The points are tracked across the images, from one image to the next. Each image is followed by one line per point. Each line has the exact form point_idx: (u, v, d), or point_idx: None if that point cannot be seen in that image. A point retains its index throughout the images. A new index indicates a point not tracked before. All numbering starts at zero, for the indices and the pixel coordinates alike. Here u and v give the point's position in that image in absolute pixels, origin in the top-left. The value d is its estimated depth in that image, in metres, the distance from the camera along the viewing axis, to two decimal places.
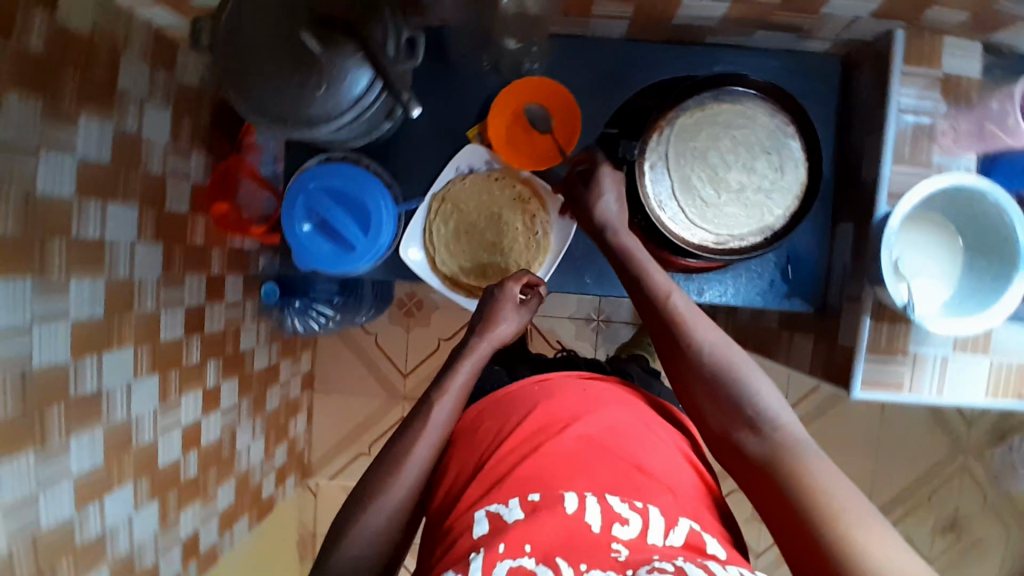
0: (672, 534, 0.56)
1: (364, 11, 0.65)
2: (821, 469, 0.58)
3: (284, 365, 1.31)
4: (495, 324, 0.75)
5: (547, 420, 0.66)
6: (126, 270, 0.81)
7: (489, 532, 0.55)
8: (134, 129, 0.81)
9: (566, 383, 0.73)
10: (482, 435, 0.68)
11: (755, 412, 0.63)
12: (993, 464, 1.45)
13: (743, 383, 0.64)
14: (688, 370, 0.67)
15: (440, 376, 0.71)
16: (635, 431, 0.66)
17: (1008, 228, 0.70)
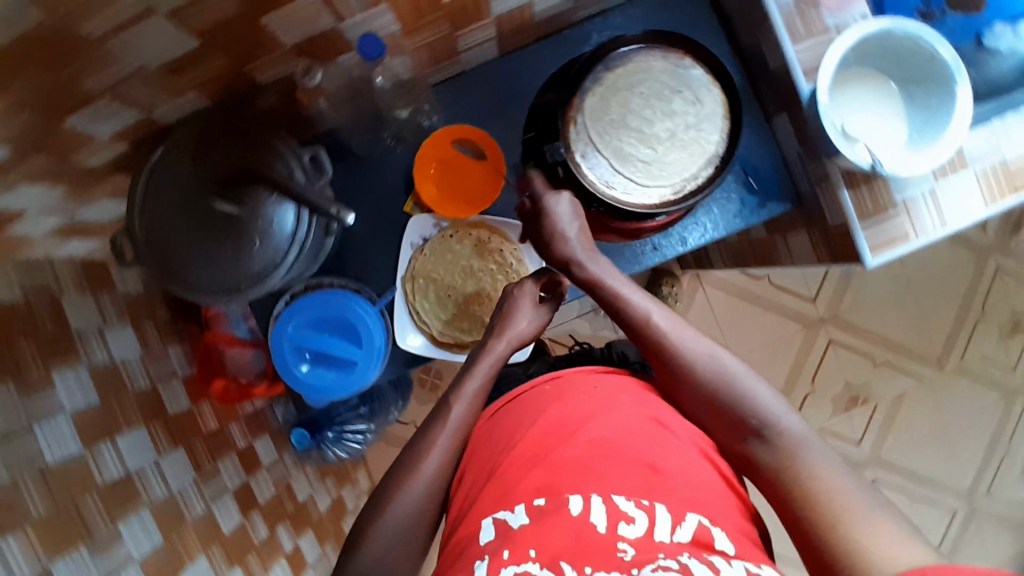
0: (678, 530, 0.56)
1: (256, 152, 0.67)
2: (829, 474, 0.58)
3: (347, 495, 1.29)
4: (511, 321, 0.76)
5: (557, 425, 0.66)
6: (163, 489, 0.81)
7: (495, 538, 0.57)
8: (105, 358, 0.78)
9: (577, 383, 0.72)
10: (490, 443, 0.69)
11: (758, 418, 0.64)
12: (1023, 251, 1.45)
13: (740, 390, 0.66)
14: (684, 384, 0.69)
15: (457, 378, 0.74)
16: (646, 426, 0.65)
17: (927, 49, 0.71)
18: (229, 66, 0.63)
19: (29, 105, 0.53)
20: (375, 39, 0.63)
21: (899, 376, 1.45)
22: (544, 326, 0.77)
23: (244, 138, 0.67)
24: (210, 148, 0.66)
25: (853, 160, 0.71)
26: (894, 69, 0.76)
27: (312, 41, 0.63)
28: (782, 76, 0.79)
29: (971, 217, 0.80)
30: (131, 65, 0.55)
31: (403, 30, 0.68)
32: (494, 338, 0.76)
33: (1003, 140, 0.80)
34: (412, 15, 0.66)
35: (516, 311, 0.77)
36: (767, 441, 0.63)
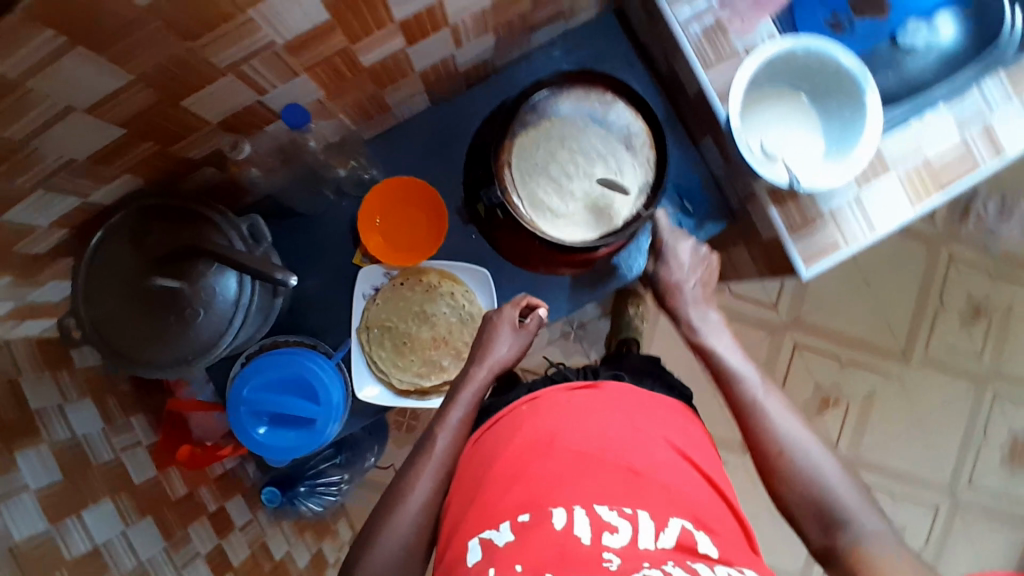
0: (663, 535, 0.56)
1: (193, 225, 0.69)
2: (900, 574, 0.58)
3: (326, 548, 1.29)
4: (490, 348, 0.80)
5: (535, 439, 0.64)
6: (132, 560, 0.81)
7: (481, 559, 0.55)
8: (65, 433, 0.78)
9: (553, 396, 0.70)
10: (474, 465, 0.67)
11: (845, 514, 0.63)
12: (973, 236, 1.50)
13: (828, 483, 0.65)
14: (781, 479, 0.67)
15: (442, 409, 0.76)
16: (625, 432, 0.65)
17: (832, 63, 0.75)
18: (158, 147, 0.65)
19: None
20: (299, 107, 0.65)
21: (867, 372, 1.48)
22: (522, 350, 0.80)
23: (181, 215, 0.69)
24: (150, 229, 0.68)
25: (772, 180, 0.74)
26: (805, 84, 0.79)
27: (239, 114, 0.66)
28: (701, 102, 0.82)
29: (902, 217, 0.82)
30: (61, 158, 0.58)
31: (327, 94, 0.71)
32: (473, 366, 0.79)
33: (924, 139, 0.85)
34: (335, 81, 0.69)
35: (494, 339, 0.80)
36: (852, 535, 0.62)
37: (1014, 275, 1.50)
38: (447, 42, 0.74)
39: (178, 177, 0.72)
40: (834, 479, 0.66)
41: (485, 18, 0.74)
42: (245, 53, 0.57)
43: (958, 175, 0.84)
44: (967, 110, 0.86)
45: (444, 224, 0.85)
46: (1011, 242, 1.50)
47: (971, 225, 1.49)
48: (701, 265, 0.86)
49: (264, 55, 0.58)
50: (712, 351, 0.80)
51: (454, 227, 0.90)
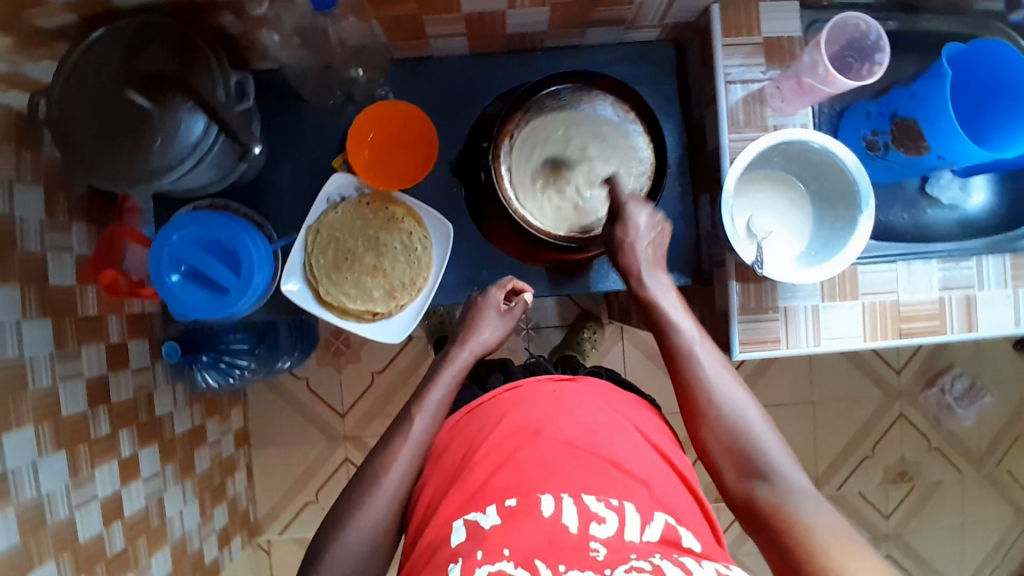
0: (648, 529, 0.62)
1: (187, 59, 0.69)
2: (811, 511, 0.63)
3: (211, 426, 1.30)
4: (476, 333, 0.83)
5: (519, 426, 0.71)
6: (15, 350, 0.82)
7: (468, 540, 0.61)
8: (6, 208, 0.82)
9: (536, 386, 0.76)
10: (454, 447, 0.73)
11: (767, 466, 0.68)
12: (929, 407, 1.50)
13: (753, 436, 0.70)
14: (704, 421, 0.72)
15: (420, 391, 0.79)
16: (606, 428, 0.72)
17: (845, 172, 0.74)
18: None
19: None
20: None
21: None
22: (504, 335, 0.83)
23: (182, 46, 0.69)
24: (147, 45, 0.68)
25: (740, 253, 0.73)
26: (811, 180, 0.78)
27: None
28: (714, 159, 0.82)
29: (847, 343, 0.83)
30: None
31: None
32: (458, 347, 0.82)
33: (905, 282, 0.85)
34: None
35: (480, 322, 0.83)
36: (774, 485, 0.66)
37: (950, 458, 1.51)
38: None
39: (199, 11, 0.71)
40: (758, 427, 0.70)
41: None
42: None
43: (918, 328, 0.85)
44: (958, 275, 0.86)
45: (429, 162, 0.85)
46: (961, 426, 1.51)
47: (932, 396, 1.49)
48: (656, 226, 0.80)
49: None
50: (657, 304, 0.77)
51: (441, 175, 0.90)
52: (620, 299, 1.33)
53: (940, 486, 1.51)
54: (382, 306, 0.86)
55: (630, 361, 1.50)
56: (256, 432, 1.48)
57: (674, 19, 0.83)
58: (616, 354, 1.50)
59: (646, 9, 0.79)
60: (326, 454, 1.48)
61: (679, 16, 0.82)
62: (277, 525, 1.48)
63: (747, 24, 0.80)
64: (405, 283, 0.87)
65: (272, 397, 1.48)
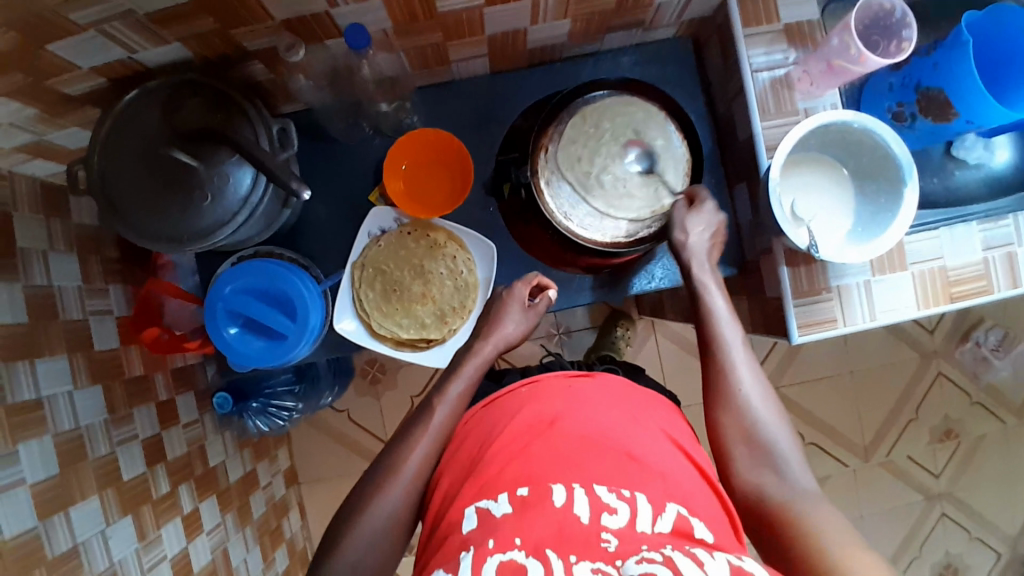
0: (660, 521, 0.61)
1: (226, 113, 0.69)
2: (822, 517, 0.63)
3: (261, 469, 1.30)
4: (498, 326, 0.82)
5: (534, 420, 0.71)
6: (70, 422, 0.82)
7: (479, 528, 0.62)
8: (44, 281, 0.83)
9: (552, 382, 0.77)
10: (467, 442, 0.74)
11: (782, 465, 0.69)
12: (966, 362, 1.51)
13: (771, 435, 0.71)
14: (726, 408, 0.74)
15: (443, 380, 0.80)
16: (622, 420, 0.72)
17: (884, 148, 0.74)
18: (216, 27, 0.64)
19: (13, 28, 0.55)
20: (363, 30, 0.65)
21: (827, 459, 1.48)
22: (529, 330, 0.82)
23: (219, 99, 0.69)
24: (183, 100, 0.68)
25: (792, 238, 0.73)
26: (851, 161, 0.79)
27: (304, 19, 0.65)
28: (747, 148, 0.83)
29: (901, 315, 0.84)
30: (121, 8, 0.57)
31: (395, 28, 0.71)
32: (484, 340, 0.82)
33: (949, 248, 0.85)
34: (405, 18, 0.69)
35: (503, 317, 0.82)
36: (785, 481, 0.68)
37: (993, 410, 1.51)
38: (523, 17, 0.74)
39: (228, 64, 0.72)
40: (778, 429, 0.72)
41: (567, 5, 0.74)
42: None
43: (968, 291, 0.85)
44: (998, 234, 0.86)
45: (468, 180, 0.84)
46: (1000, 377, 1.51)
47: (968, 351, 1.50)
48: (712, 227, 0.81)
49: None
50: (703, 288, 0.80)
51: (475, 196, 0.90)
52: (650, 294, 1.34)
53: (986, 439, 1.52)
54: (434, 332, 0.86)
55: (665, 354, 1.50)
56: (302, 470, 1.48)
57: (690, 15, 0.83)
58: (651, 349, 1.50)
59: (664, 9, 0.80)
60: None
61: (695, 12, 0.82)
62: None
63: (766, 12, 0.80)
64: (455, 307, 0.87)
65: (314, 433, 1.48)
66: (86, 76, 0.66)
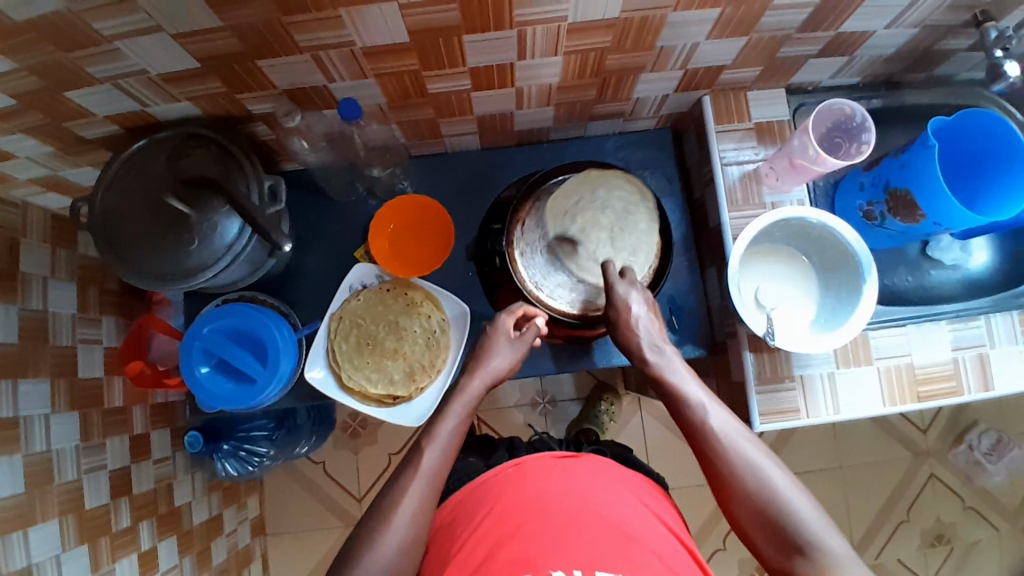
0: None
1: (225, 167, 0.74)
2: None
3: (228, 515, 1.29)
4: (486, 360, 0.82)
5: (525, 501, 0.71)
6: (43, 444, 0.84)
7: None
8: (40, 306, 0.87)
9: (539, 462, 0.77)
10: (458, 523, 0.73)
11: (805, 538, 0.64)
12: (959, 466, 1.46)
13: (787, 503, 0.67)
14: (729, 495, 0.70)
15: (431, 420, 0.78)
16: (614, 500, 0.72)
17: (842, 243, 0.77)
18: (224, 90, 0.70)
19: (35, 72, 0.62)
20: (356, 103, 0.71)
21: None
22: (516, 360, 0.81)
23: (221, 154, 0.75)
24: (188, 153, 0.74)
25: (749, 325, 0.75)
26: (814, 253, 0.82)
27: (304, 90, 0.71)
28: (717, 234, 0.86)
29: (865, 410, 0.84)
30: (135, 67, 0.64)
31: (389, 104, 0.77)
32: (471, 376, 0.81)
33: (917, 345, 0.86)
34: (399, 95, 0.75)
35: (490, 349, 0.82)
36: (812, 559, 0.63)
37: (988, 517, 1.46)
38: (509, 101, 0.81)
39: (234, 125, 0.78)
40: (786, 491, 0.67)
41: (550, 93, 0.80)
42: (325, 42, 0.63)
43: (935, 390, 0.85)
44: (968, 334, 0.87)
45: (449, 243, 0.89)
46: (993, 484, 1.46)
47: (960, 454, 1.46)
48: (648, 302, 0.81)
49: (342, 49, 0.64)
50: (663, 371, 0.78)
51: (456, 259, 0.94)
52: (635, 370, 1.34)
53: (981, 547, 1.45)
54: (402, 389, 0.87)
55: (650, 432, 1.49)
56: (273, 520, 1.46)
57: (668, 110, 0.90)
58: (636, 425, 1.49)
59: (643, 103, 0.86)
60: (344, 540, 1.44)
61: (672, 107, 0.89)
62: None
63: (738, 110, 0.86)
64: (424, 366, 0.88)
65: (289, 483, 1.46)
66: (100, 123, 0.73)
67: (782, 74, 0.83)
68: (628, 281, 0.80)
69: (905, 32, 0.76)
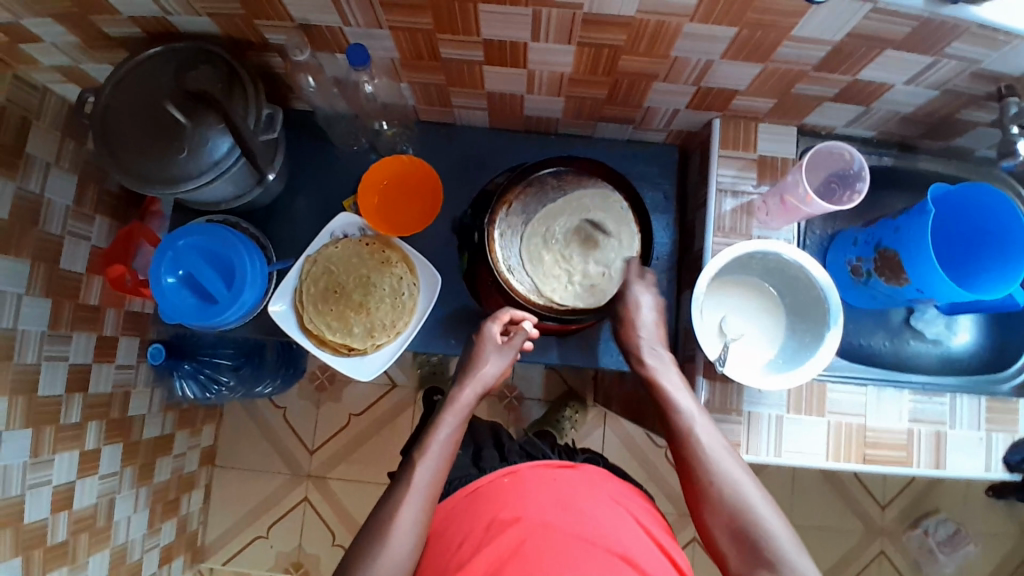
0: None
1: (229, 87, 0.76)
2: None
3: (179, 438, 1.31)
4: (479, 366, 0.82)
5: (519, 517, 0.70)
6: (10, 322, 0.87)
7: None
8: (36, 189, 0.90)
9: (533, 472, 0.77)
10: (456, 529, 0.73)
11: (769, 549, 0.67)
12: (910, 548, 1.43)
13: (754, 510, 0.69)
14: (705, 501, 0.72)
15: (428, 430, 0.78)
16: (611, 521, 0.72)
17: (817, 287, 0.76)
18: (242, 13, 0.72)
19: None
20: (364, 49, 0.71)
21: None
22: (508, 367, 0.82)
23: (228, 73, 0.76)
24: (197, 66, 0.75)
25: (704, 348, 0.74)
26: (787, 293, 0.81)
27: (319, 28, 0.73)
28: (699, 258, 0.86)
29: (808, 460, 0.82)
30: None
31: (401, 61, 0.78)
32: (462, 385, 0.81)
33: (875, 409, 0.84)
34: (412, 53, 0.76)
35: (479, 355, 0.83)
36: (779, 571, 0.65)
37: None
38: (521, 84, 0.81)
39: (248, 48, 0.80)
40: (756, 502, 0.70)
41: (561, 84, 0.81)
42: None
43: (883, 456, 0.84)
44: (930, 409, 0.85)
45: (434, 211, 0.90)
46: (943, 575, 1.43)
47: (914, 537, 1.43)
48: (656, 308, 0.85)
49: None
50: (656, 373, 0.80)
51: (442, 230, 0.95)
52: (604, 382, 1.34)
53: None
54: (358, 342, 0.87)
55: (609, 449, 1.48)
56: (224, 454, 1.47)
57: (678, 126, 0.90)
58: (597, 439, 1.48)
59: (653, 113, 0.86)
60: (287, 488, 1.46)
61: (681, 125, 0.89)
62: (223, 553, 1.45)
63: (744, 140, 0.85)
64: (385, 325, 0.89)
65: (247, 421, 1.48)
66: (123, 23, 0.75)
67: (794, 112, 0.83)
68: (644, 283, 0.85)
69: (924, 92, 0.75)
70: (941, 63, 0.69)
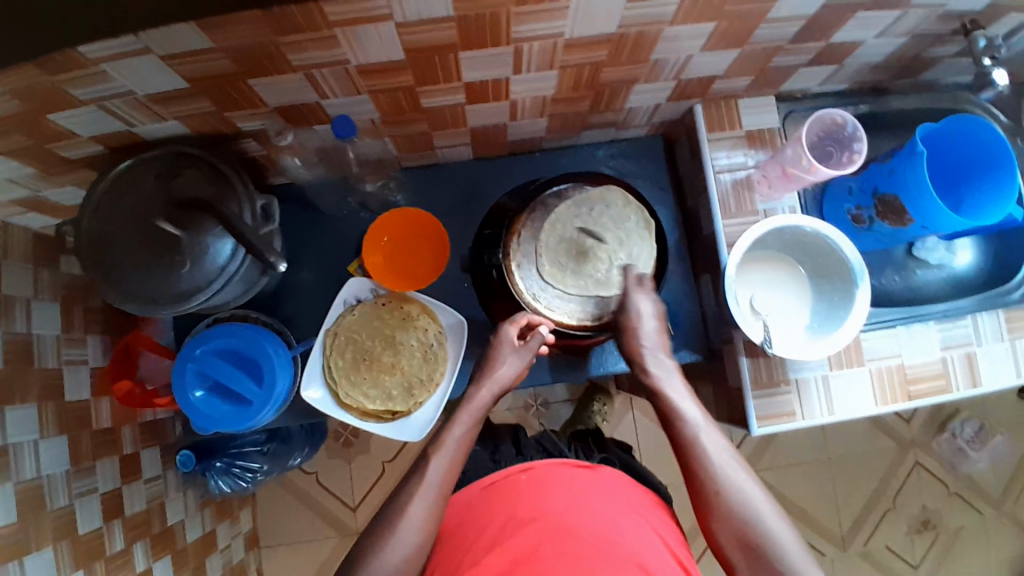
0: None
1: (217, 186, 0.73)
2: None
3: (221, 530, 1.27)
4: (495, 368, 0.82)
5: (536, 514, 0.70)
6: (33, 471, 0.82)
7: None
8: (23, 328, 0.85)
9: (549, 470, 0.77)
10: (472, 529, 0.74)
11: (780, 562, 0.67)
12: (942, 452, 1.50)
13: (761, 523, 0.69)
14: (712, 513, 0.71)
15: (439, 432, 0.78)
16: (625, 524, 0.71)
17: (835, 249, 0.78)
18: (212, 109, 0.68)
19: (17, 95, 0.59)
20: (350, 120, 0.70)
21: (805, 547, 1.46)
22: (525, 369, 0.82)
23: (212, 173, 0.73)
24: (180, 171, 0.73)
25: (747, 332, 0.75)
26: (808, 261, 0.83)
27: (296, 107, 0.70)
28: (712, 242, 0.87)
29: (858, 411, 0.85)
30: (121, 87, 0.61)
31: (383, 118, 0.76)
32: (479, 386, 0.81)
33: (908, 346, 0.87)
34: (393, 110, 0.74)
35: (495, 359, 0.82)
36: None
37: (970, 501, 1.50)
38: (505, 114, 0.80)
39: (223, 140, 0.77)
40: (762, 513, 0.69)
41: (543, 106, 0.80)
42: (320, 61, 0.62)
43: (926, 389, 0.87)
44: (956, 333, 0.89)
45: (444, 254, 0.88)
46: (976, 469, 1.51)
47: (943, 441, 1.50)
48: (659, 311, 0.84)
49: (335, 67, 0.63)
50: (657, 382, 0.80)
51: (452, 271, 0.94)
52: None
53: (965, 530, 1.50)
54: (401, 404, 0.86)
55: (643, 431, 1.50)
56: (266, 532, 1.44)
57: (660, 119, 0.90)
58: (629, 424, 1.50)
59: (635, 112, 0.86)
60: (339, 550, 1.43)
61: (663, 116, 0.89)
62: None
63: (729, 119, 0.86)
64: (423, 379, 0.88)
65: (281, 495, 1.45)
66: (85, 142, 0.71)
67: (772, 83, 0.84)
68: (644, 289, 0.83)
69: (894, 41, 0.77)
70: (910, 13, 0.71)
